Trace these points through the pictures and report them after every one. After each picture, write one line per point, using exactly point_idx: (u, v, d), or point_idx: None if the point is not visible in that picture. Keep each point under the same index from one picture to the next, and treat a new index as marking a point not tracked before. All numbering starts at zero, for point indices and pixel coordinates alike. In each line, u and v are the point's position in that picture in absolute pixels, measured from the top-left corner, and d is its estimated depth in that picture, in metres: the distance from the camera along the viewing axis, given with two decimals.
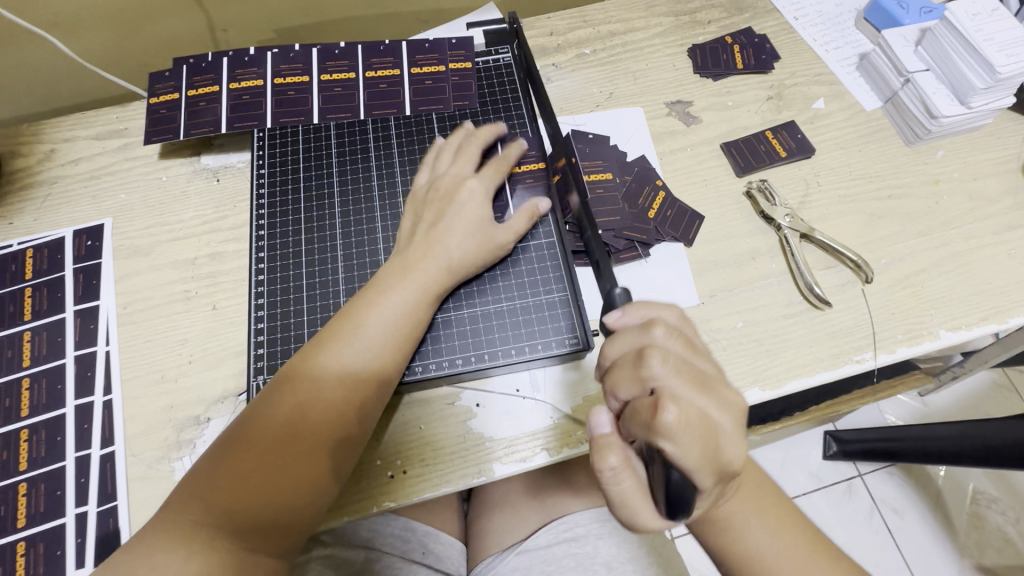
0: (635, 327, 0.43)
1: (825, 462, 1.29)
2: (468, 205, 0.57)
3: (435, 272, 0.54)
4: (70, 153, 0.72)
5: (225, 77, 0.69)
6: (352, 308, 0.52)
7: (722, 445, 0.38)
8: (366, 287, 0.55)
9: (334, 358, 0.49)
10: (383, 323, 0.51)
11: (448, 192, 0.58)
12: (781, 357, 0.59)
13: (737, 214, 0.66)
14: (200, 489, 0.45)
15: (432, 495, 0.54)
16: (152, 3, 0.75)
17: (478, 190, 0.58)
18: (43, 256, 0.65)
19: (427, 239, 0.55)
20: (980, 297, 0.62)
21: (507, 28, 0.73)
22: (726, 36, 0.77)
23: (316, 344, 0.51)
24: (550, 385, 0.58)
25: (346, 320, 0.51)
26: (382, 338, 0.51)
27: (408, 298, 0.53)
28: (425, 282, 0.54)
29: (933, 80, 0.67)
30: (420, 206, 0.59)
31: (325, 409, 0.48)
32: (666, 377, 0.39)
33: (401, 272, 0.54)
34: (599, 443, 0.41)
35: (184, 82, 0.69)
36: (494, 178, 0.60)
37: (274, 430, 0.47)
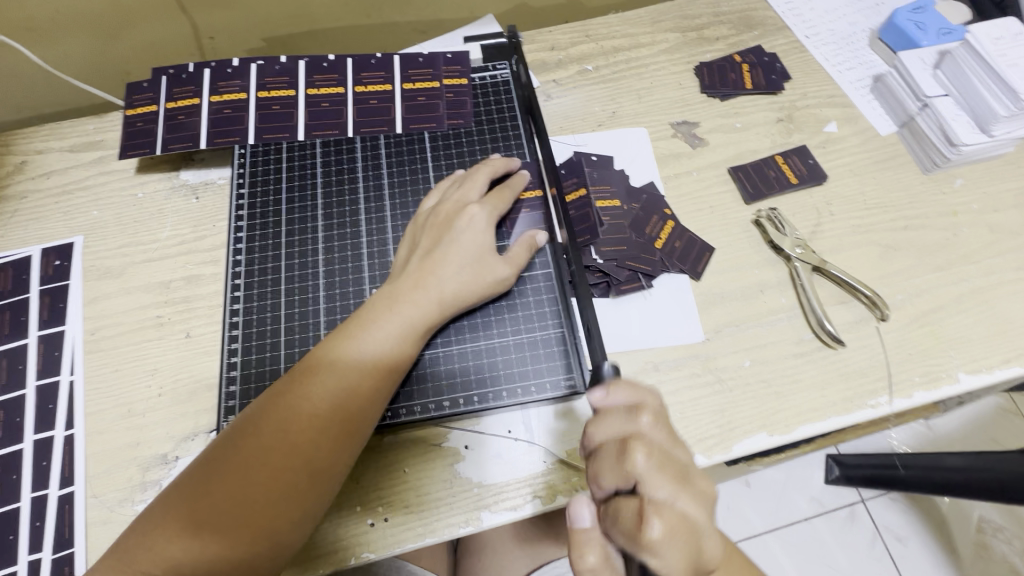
0: (620, 411, 0.40)
1: (827, 486, 1.25)
2: (466, 234, 0.53)
3: (425, 307, 0.50)
4: (42, 166, 0.68)
5: (207, 89, 0.65)
6: (333, 339, 0.49)
7: (702, 546, 0.36)
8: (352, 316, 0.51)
9: (303, 396, 0.45)
10: (358, 361, 0.47)
11: (444, 220, 0.54)
12: (791, 400, 0.55)
13: (745, 243, 0.63)
14: (156, 531, 0.42)
15: (414, 545, 0.50)
16: (133, 9, 0.72)
17: (478, 218, 0.54)
18: (7, 277, 0.61)
19: (420, 269, 0.52)
20: (1001, 337, 0.58)
21: (505, 43, 0.70)
22: (735, 54, 0.74)
23: (292, 375, 0.47)
24: (544, 427, 0.54)
25: (347, 346, 0.48)
26: (357, 375, 0.47)
27: (387, 330, 0.49)
28: (412, 316, 0.50)
29: (952, 106, 0.64)
30: (419, 232, 0.55)
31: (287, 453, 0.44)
32: (651, 475, 0.36)
33: (386, 304, 0.50)
34: (578, 539, 0.38)
35: (163, 94, 0.66)
36: (493, 207, 0.56)
37: (233, 473, 0.43)
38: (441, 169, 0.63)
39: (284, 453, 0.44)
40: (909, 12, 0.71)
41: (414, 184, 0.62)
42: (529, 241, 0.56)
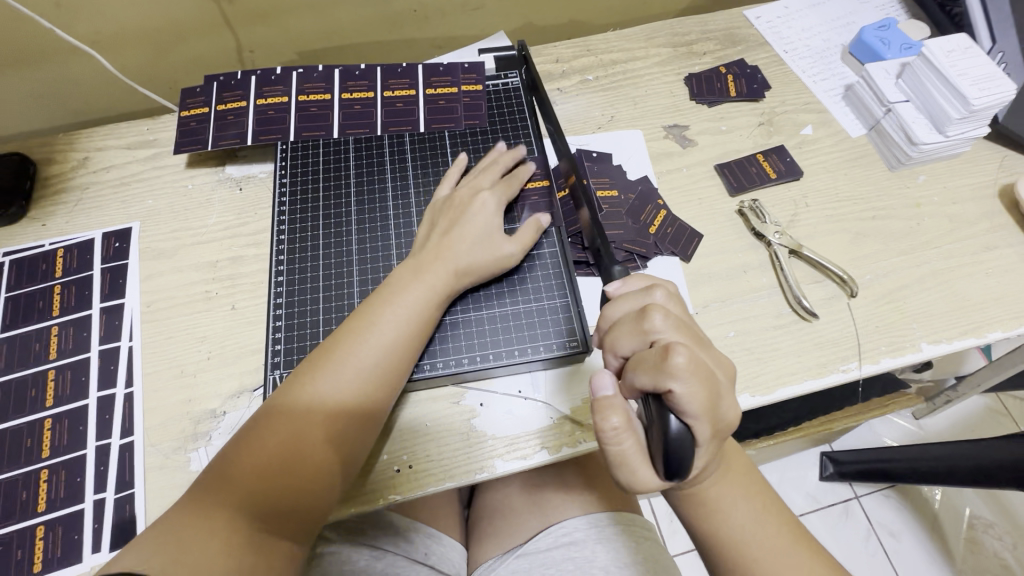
0: (636, 291, 0.48)
1: (821, 483, 1.31)
2: (480, 216, 0.61)
3: (444, 277, 0.57)
4: (103, 161, 0.76)
5: (253, 94, 0.74)
6: (367, 309, 0.55)
7: (721, 396, 0.42)
8: (379, 290, 0.58)
9: (342, 361, 0.52)
10: (391, 326, 0.54)
11: (459, 205, 0.62)
12: (771, 365, 0.62)
13: (730, 230, 0.70)
14: (220, 487, 0.47)
15: (436, 489, 0.56)
16: (186, 26, 0.81)
17: (490, 203, 0.62)
18: (73, 256, 0.69)
19: (440, 245, 0.59)
20: (959, 312, 0.65)
21: (516, 55, 0.78)
22: (720, 66, 0.83)
23: (330, 343, 0.54)
24: (550, 387, 0.61)
25: (382, 314, 0.55)
26: (388, 338, 0.54)
27: (413, 304, 0.56)
28: (434, 284, 0.57)
29: (912, 110, 0.72)
30: (436, 215, 0.63)
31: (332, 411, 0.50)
32: (668, 330, 0.43)
33: (412, 275, 0.57)
34: (600, 404, 0.43)
35: (214, 98, 0.74)
36: (502, 194, 0.64)
37: (287, 427, 0.49)
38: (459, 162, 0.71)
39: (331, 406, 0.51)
40: (875, 30, 0.80)
41: (435, 175, 0.70)
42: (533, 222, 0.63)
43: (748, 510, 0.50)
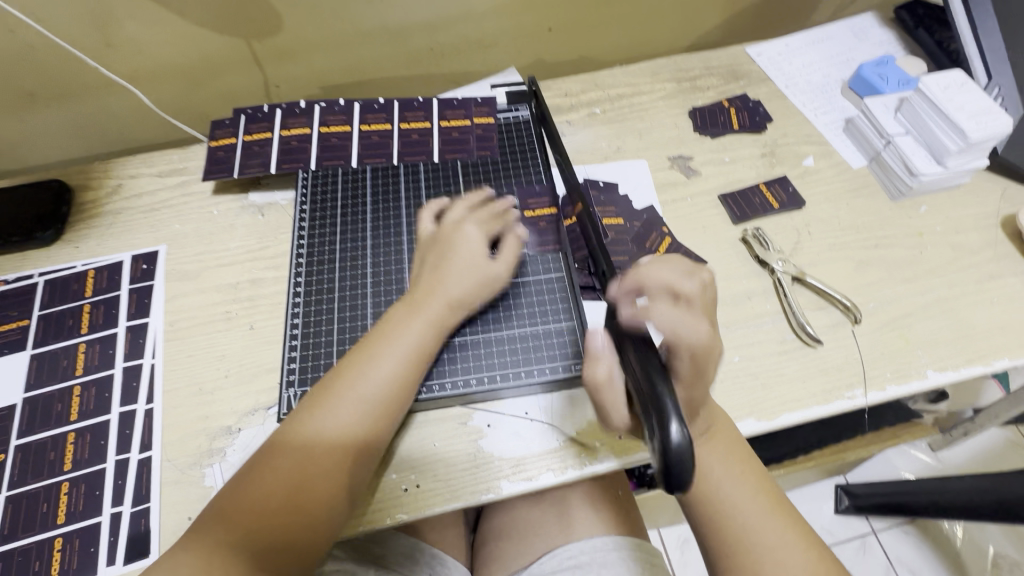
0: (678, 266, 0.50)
1: (836, 516, 1.31)
2: (465, 247, 0.63)
3: (440, 310, 0.60)
4: (135, 188, 0.81)
5: (278, 125, 0.79)
6: (368, 342, 0.58)
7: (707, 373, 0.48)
8: (378, 326, 0.60)
9: (343, 394, 0.54)
10: (390, 358, 0.56)
11: (446, 238, 0.65)
12: (776, 391, 0.62)
13: (733, 257, 0.72)
14: (223, 522, 0.48)
15: (443, 509, 0.57)
16: (218, 62, 0.86)
17: (472, 233, 0.65)
18: (102, 277, 0.73)
19: (431, 281, 0.61)
20: (965, 340, 0.65)
21: (527, 90, 0.82)
22: (724, 100, 0.86)
23: (329, 379, 0.56)
24: (556, 409, 0.62)
25: (383, 346, 0.57)
26: (388, 368, 0.56)
27: (411, 335, 0.58)
28: (430, 316, 0.59)
29: (911, 143, 0.74)
30: (425, 252, 0.65)
31: (336, 446, 0.52)
32: (693, 303, 0.48)
33: (408, 311, 0.59)
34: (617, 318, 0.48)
35: (241, 129, 0.79)
36: (484, 223, 0.67)
37: (286, 462, 0.51)
38: (471, 190, 0.74)
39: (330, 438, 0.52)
40: (873, 66, 0.83)
41: (448, 203, 0.73)
42: (515, 234, 0.67)
43: (722, 460, 0.52)
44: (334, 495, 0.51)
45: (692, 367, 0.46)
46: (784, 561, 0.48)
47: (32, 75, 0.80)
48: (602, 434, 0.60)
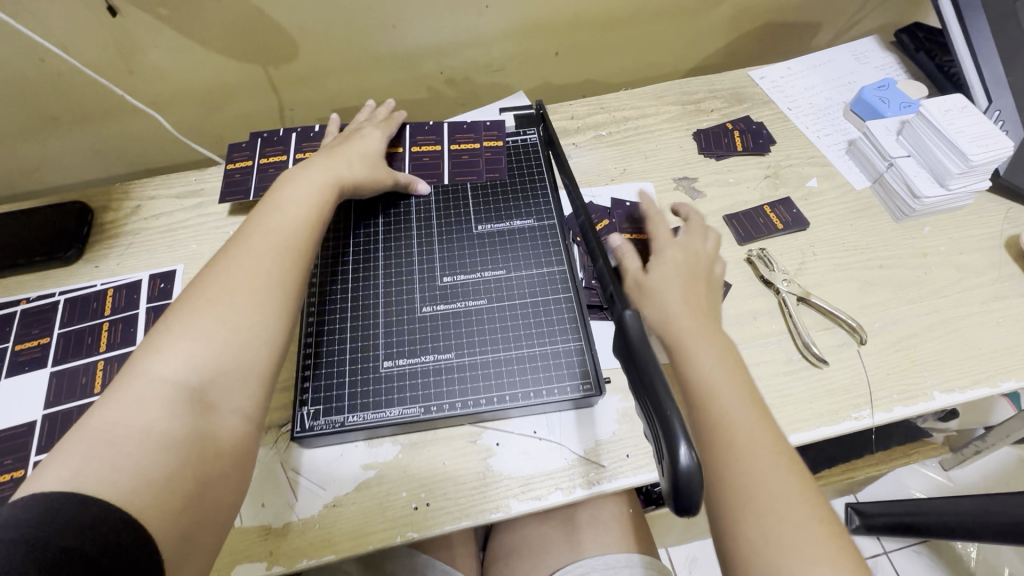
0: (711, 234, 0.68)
1: (847, 536, 1.31)
2: (358, 141, 0.74)
3: (322, 179, 0.66)
4: (154, 209, 0.83)
5: (294, 148, 0.81)
6: (259, 216, 0.61)
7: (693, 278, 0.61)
8: (265, 204, 0.63)
9: (242, 248, 0.57)
10: (292, 215, 0.62)
11: (345, 137, 0.75)
12: (783, 411, 0.63)
13: (739, 278, 0.73)
14: (136, 396, 0.45)
15: (452, 528, 0.58)
16: (235, 87, 0.89)
17: (371, 136, 0.76)
18: (121, 296, 0.74)
19: (326, 162, 0.69)
20: (971, 361, 0.66)
21: (534, 114, 0.85)
22: (727, 123, 0.88)
23: (234, 244, 0.58)
24: (565, 429, 0.63)
25: (280, 214, 0.61)
26: (300, 204, 0.63)
27: (303, 194, 0.64)
28: (317, 182, 0.66)
29: (913, 165, 0.76)
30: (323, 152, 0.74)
31: (247, 292, 0.53)
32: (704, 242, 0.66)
33: (290, 185, 0.65)
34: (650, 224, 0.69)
35: (258, 152, 0.82)
36: (385, 131, 0.79)
37: (194, 314, 0.51)
38: (481, 213, 0.76)
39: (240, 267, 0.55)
40: (874, 89, 0.85)
41: (458, 224, 0.75)
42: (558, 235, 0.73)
43: (737, 398, 0.51)
44: (251, 348, 0.51)
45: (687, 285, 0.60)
46: (770, 469, 0.47)
47: (58, 101, 0.83)
48: (610, 454, 0.61)
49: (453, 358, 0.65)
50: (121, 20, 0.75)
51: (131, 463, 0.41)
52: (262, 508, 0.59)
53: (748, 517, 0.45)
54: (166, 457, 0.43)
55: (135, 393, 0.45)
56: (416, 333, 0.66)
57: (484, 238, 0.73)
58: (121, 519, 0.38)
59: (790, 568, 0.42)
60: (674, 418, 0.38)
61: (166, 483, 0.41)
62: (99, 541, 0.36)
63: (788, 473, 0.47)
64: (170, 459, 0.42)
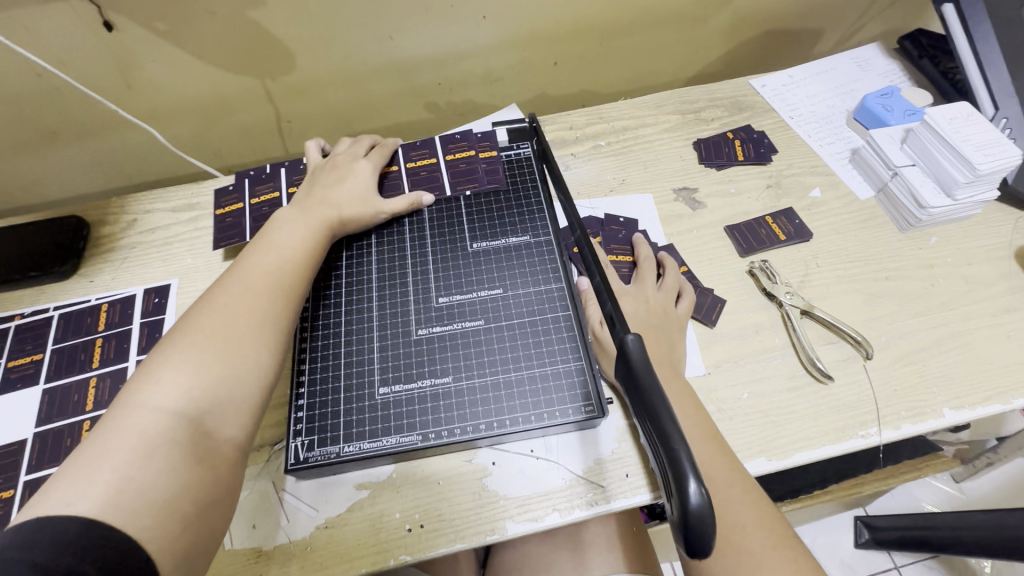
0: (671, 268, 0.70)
1: (857, 550, 1.29)
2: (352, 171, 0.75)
3: (320, 213, 0.68)
4: (150, 223, 0.83)
5: (285, 183, 0.81)
6: (253, 253, 0.62)
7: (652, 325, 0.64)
8: (260, 241, 0.64)
9: (239, 281, 0.58)
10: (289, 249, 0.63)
11: (340, 165, 0.75)
12: (787, 429, 0.61)
13: (740, 290, 0.72)
14: (130, 421, 0.44)
15: (447, 550, 0.56)
16: (232, 100, 0.89)
17: (364, 164, 0.76)
18: (115, 310, 0.74)
19: (322, 197, 0.70)
20: (982, 376, 0.64)
21: (527, 127, 0.84)
22: (728, 132, 0.87)
23: (228, 279, 0.59)
24: (563, 449, 0.61)
25: (276, 249, 0.63)
26: (295, 239, 0.64)
27: (298, 226, 0.66)
28: (314, 217, 0.68)
29: (919, 174, 0.74)
30: (317, 179, 0.74)
31: (246, 324, 0.54)
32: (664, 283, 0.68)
33: (290, 219, 0.67)
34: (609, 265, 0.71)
35: (247, 193, 0.81)
36: (376, 161, 0.77)
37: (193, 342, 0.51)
38: (476, 230, 0.75)
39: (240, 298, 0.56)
40: (877, 97, 0.83)
41: (452, 240, 0.74)
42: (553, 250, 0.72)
43: (701, 439, 0.56)
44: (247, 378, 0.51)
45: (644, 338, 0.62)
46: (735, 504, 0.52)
47: (56, 116, 0.83)
48: (610, 474, 0.60)
49: (451, 382, 0.63)
50: (117, 34, 0.75)
51: (133, 484, 0.41)
52: (253, 529, 0.58)
53: (716, 553, 0.50)
54: (167, 477, 0.43)
55: (132, 418, 0.45)
56: (413, 357, 0.64)
57: (479, 256, 0.72)
58: (124, 539, 0.38)
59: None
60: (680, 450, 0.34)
61: (164, 510, 0.41)
62: (102, 560, 0.36)
63: (749, 504, 0.52)
64: (167, 485, 0.42)
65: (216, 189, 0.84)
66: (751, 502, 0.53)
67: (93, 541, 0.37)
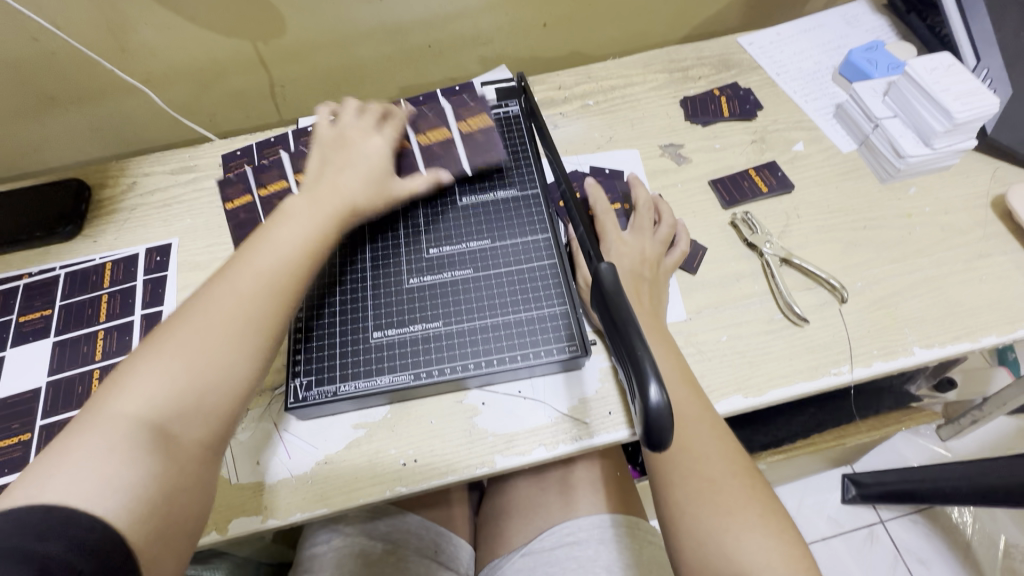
0: (669, 220, 0.71)
1: (843, 505, 1.33)
2: (370, 156, 0.69)
3: (330, 190, 0.64)
4: (149, 185, 0.85)
5: (292, 171, 0.78)
6: (258, 234, 0.59)
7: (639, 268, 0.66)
8: (270, 220, 0.61)
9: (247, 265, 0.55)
10: (294, 227, 0.60)
11: (350, 142, 0.70)
12: (762, 368, 0.64)
13: (723, 241, 0.74)
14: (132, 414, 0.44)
15: (439, 482, 0.60)
16: (225, 64, 0.90)
17: (380, 143, 0.71)
18: (119, 269, 0.77)
19: (335, 180, 0.66)
20: (952, 317, 0.66)
21: (515, 85, 0.85)
22: (714, 89, 0.88)
23: (235, 260, 0.57)
24: (549, 389, 0.64)
25: (281, 227, 0.60)
26: (301, 216, 0.61)
27: (307, 221, 0.61)
28: (319, 194, 0.64)
29: (899, 125, 0.75)
30: (328, 152, 0.69)
31: (247, 303, 0.53)
32: (658, 232, 0.70)
33: (302, 195, 0.64)
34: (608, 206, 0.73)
35: (256, 156, 0.84)
36: (390, 139, 0.72)
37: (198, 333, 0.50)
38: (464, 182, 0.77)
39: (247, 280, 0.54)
40: (862, 51, 0.84)
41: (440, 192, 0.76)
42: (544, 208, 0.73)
43: (676, 381, 0.57)
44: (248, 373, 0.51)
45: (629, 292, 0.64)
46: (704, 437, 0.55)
47: (54, 82, 0.85)
48: (593, 412, 0.63)
49: (441, 327, 0.65)
50: None
51: (131, 482, 0.42)
52: (257, 466, 0.61)
53: (683, 480, 0.53)
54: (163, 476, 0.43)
55: (132, 407, 0.45)
56: (404, 304, 0.67)
57: (466, 207, 0.74)
58: (122, 539, 0.39)
59: (711, 516, 0.51)
60: (644, 358, 0.37)
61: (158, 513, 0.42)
62: (104, 560, 0.38)
63: (715, 439, 0.55)
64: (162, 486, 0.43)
65: (223, 155, 0.87)
66: (720, 437, 0.55)
67: (95, 540, 0.38)
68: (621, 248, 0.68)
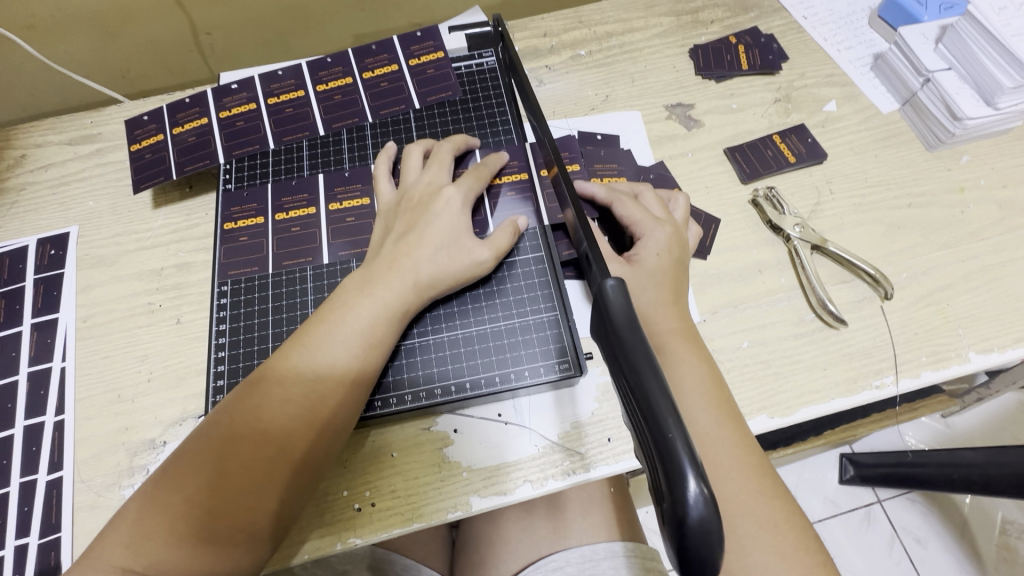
0: (677, 193, 0.58)
1: (842, 487, 1.10)
2: (444, 215, 0.51)
3: (400, 288, 0.48)
4: (41, 159, 0.69)
5: (271, 206, 0.60)
6: (326, 307, 0.47)
7: (678, 258, 0.52)
8: (328, 298, 0.48)
9: (294, 368, 0.43)
10: (342, 341, 0.45)
11: (420, 204, 0.52)
12: (791, 381, 0.53)
13: (742, 224, 0.61)
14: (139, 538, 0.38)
15: (401, 531, 0.49)
16: (132, 6, 0.73)
17: (456, 200, 0.53)
18: (3, 266, 0.62)
19: (395, 251, 0.49)
20: (1012, 315, 0.56)
21: (491, 31, 0.69)
22: (730, 36, 0.73)
23: (265, 366, 0.44)
24: (536, 411, 0.53)
25: (330, 329, 0.45)
26: (332, 366, 0.44)
27: (360, 323, 0.46)
28: (387, 296, 0.47)
29: (955, 79, 0.62)
30: (393, 217, 0.53)
31: (251, 516, 0.40)
32: (677, 209, 0.56)
33: (360, 287, 0.47)
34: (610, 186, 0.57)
35: (167, 121, 0.65)
36: (470, 185, 0.54)
37: (219, 454, 0.41)
38: None
39: (253, 453, 0.41)
40: None
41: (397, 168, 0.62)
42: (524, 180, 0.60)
43: (714, 420, 0.44)
44: (264, 506, 0.40)
45: (670, 286, 0.50)
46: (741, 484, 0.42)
47: None
48: (589, 439, 0.52)
49: (417, 341, 0.53)
50: None
51: None
52: None
53: None
54: None
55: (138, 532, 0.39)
56: None
57: None
58: None
59: None
60: (676, 439, 0.26)
61: None
62: None
63: (758, 487, 0.42)
64: None
65: (129, 119, 0.68)
66: (773, 498, 0.42)
67: None
68: (658, 228, 0.52)
